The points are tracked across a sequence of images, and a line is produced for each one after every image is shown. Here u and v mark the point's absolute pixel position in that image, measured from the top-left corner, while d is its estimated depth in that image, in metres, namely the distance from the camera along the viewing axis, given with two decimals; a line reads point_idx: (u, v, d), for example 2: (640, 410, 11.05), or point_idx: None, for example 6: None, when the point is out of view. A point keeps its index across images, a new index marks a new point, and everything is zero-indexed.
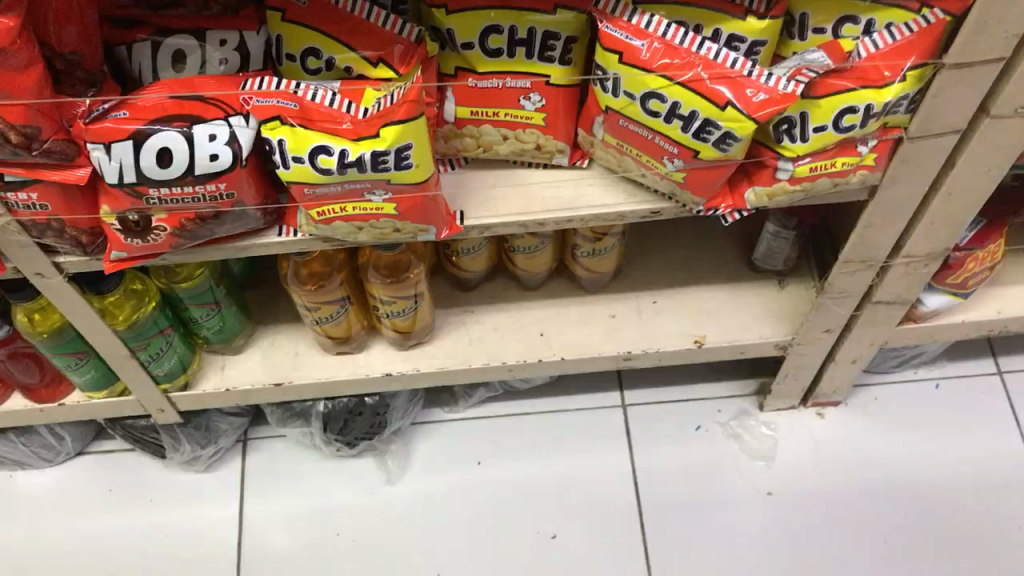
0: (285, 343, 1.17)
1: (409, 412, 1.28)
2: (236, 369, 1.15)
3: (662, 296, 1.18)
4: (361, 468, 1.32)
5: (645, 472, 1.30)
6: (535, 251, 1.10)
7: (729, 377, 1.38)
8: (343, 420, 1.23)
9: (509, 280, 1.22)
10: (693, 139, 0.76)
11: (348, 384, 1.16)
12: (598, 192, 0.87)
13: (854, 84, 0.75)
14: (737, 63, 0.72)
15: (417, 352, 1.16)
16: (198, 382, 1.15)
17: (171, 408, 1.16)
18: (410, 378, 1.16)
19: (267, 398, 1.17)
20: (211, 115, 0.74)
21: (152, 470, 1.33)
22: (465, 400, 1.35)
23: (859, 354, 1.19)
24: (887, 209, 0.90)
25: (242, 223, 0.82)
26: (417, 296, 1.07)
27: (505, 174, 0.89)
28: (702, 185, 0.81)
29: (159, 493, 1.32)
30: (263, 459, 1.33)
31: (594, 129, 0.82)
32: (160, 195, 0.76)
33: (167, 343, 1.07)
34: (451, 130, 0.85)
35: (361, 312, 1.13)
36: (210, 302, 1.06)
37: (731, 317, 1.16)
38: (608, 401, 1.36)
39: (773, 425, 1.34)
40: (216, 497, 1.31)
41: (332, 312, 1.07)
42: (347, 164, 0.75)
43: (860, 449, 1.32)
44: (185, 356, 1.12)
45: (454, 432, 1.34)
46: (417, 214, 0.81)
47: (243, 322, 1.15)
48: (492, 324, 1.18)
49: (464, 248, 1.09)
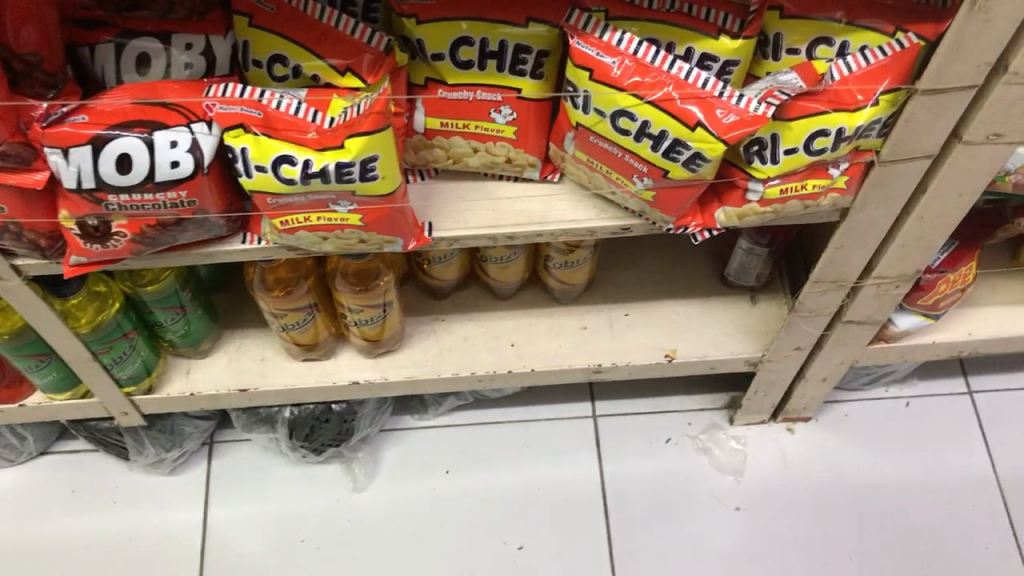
0: (252, 348, 1.16)
1: (378, 419, 1.27)
2: (202, 374, 1.14)
3: (635, 309, 1.17)
4: (327, 474, 1.30)
5: (615, 484, 1.29)
6: (509, 261, 1.09)
7: (701, 391, 1.37)
8: (311, 426, 1.21)
9: (481, 289, 1.20)
10: (663, 158, 0.75)
11: (315, 391, 1.14)
12: (568, 207, 0.86)
13: (826, 107, 0.74)
14: (709, 83, 0.72)
15: (385, 360, 1.15)
16: (162, 385, 1.13)
17: (135, 411, 1.14)
18: (378, 387, 1.15)
19: (234, 403, 1.16)
20: (173, 121, 0.73)
21: (116, 472, 1.31)
22: (434, 409, 1.34)
23: (829, 372, 1.18)
24: (859, 230, 0.89)
25: (205, 231, 0.81)
26: (386, 305, 1.06)
27: (475, 187, 0.88)
28: (672, 205, 0.80)
29: (122, 496, 1.30)
30: (228, 463, 1.32)
31: (565, 144, 0.81)
32: (119, 201, 0.75)
33: (131, 347, 1.05)
34: (421, 141, 0.83)
35: (329, 319, 1.11)
36: (176, 306, 1.05)
37: (703, 332, 1.15)
38: (579, 412, 1.35)
39: (743, 440, 1.33)
40: (181, 500, 1.29)
41: (299, 319, 1.06)
42: (311, 174, 0.74)
43: (830, 465, 1.31)
44: (150, 360, 1.10)
45: (422, 440, 1.33)
46: (384, 226, 0.80)
47: (210, 326, 1.13)
48: (463, 334, 1.17)
49: (435, 257, 1.08)
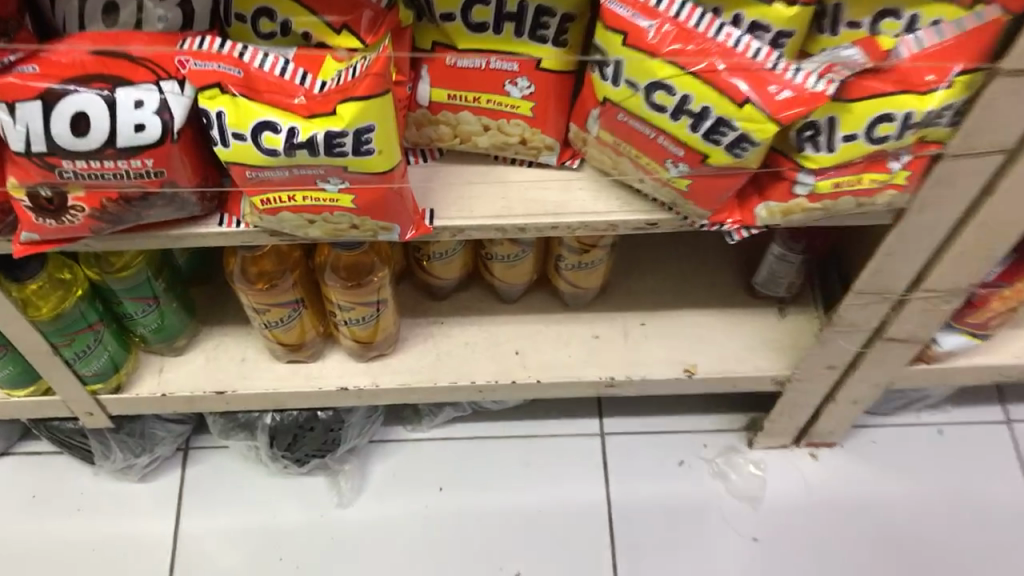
0: (232, 347, 1.06)
1: (367, 430, 1.17)
2: (176, 373, 1.04)
3: (653, 318, 1.07)
4: (311, 488, 1.20)
5: (622, 509, 1.19)
6: (516, 260, 0.99)
7: (718, 410, 1.26)
8: (293, 435, 1.11)
9: (485, 291, 1.10)
10: (703, 141, 0.65)
11: (299, 396, 1.04)
12: (588, 197, 0.76)
13: (892, 88, 0.64)
14: (761, 54, 0.62)
15: (378, 365, 1.05)
16: (132, 385, 1.03)
17: (100, 412, 1.03)
18: (369, 394, 1.05)
19: (211, 407, 1.05)
20: (140, 77, 0.63)
21: (82, 477, 1.21)
22: (429, 420, 1.23)
23: (861, 395, 1.08)
24: (912, 235, 0.79)
25: (175, 208, 0.71)
26: (380, 303, 0.96)
27: (484, 171, 0.78)
28: (708, 196, 0.70)
29: (87, 504, 1.19)
30: (204, 472, 1.21)
31: (588, 124, 0.71)
32: (75, 168, 0.65)
33: (97, 340, 0.95)
34: (425, 117, 0.73)
35: (317, 317, 1.01)
36: (148, 296, 0.94)
37: (726, 348, 1.05)
38: (585, 428, 1.25)
39: (763, 464, 1.22)
40: (150, 509, 1.19)
41: (283, 316, 0.96)
42: (296, 145, 0.64)
43: (856, 495, 1.21)
44: (118, 355, 1.00)
45: (415, 453, 1.23)
46: (379, 210, 0.70)
47: (186, 321, 1.03)
48: (463, 339, 1.07)
49: (435, 253, 0.98)
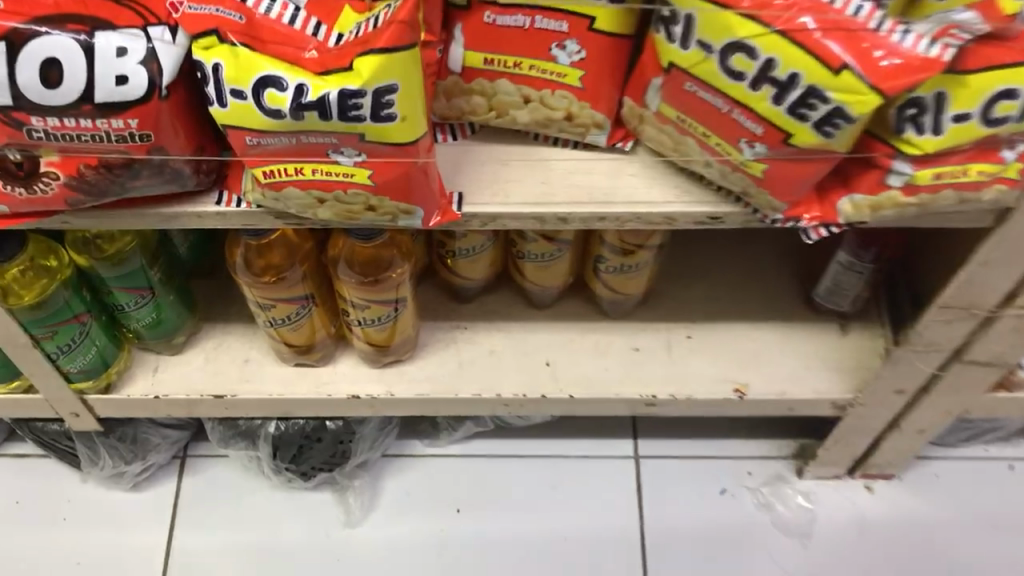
0: (234, 347, 0.96)
1: (379, 443, 1.07)
2: (172, 373, 0.94)
3: (699, 331, 0.97)
4: (316, 504, 1.10)
5: (656, 540, 1.08)
6: (550, 260, 0.89)
7: (764, 435, 1.15)
8: (298, 446, 1.01)
9: (514, 295, 1.00)
10: (787, 116, 0.55)
11: (307, 404, 0.94)
12: (641, 185, 0.66)
13: (1020, 58, 0.54)
14: (862, 11, 0.52)
15: (393, 372, 0.95)
16: (123, 385, 0.93)
17: (87, 413, 0.94)
18: (383, 404, 0.95)
19: (210, 412, 0.96)
20: (124, 21, 0.54)
21: (69, 484, 1.11)
22: (448, 435, 1.13)
23: (929, 424, 0.97)
24: (1014, 241, 0.68)
25: (166, 181, 0.61)
26: (399, 303, 0.86)
27: (522, 151, 0.68)
28: (786, 184, 0.60)
29: (73, 513, 1.09)
30: (201, 483, 1.11)
31: (647, 97, 0.61)
32: (46, 127, 0.55)
33: (84, 334, 0.85)
34: (456, 85, 0.63)
35: (329, 315, 0.91)
36: (142, 287, 0.84)
37: (780, 367, 0.95)
38: (618, 450, 1.14)
39: (812, 496, 1.11)
40: (142, 522, 1.09)
41: (291, 313, 0.86)
42: (305, 105, 0.54)
43: (915, 535, 1.09)
44: (107, 352, 0.90)
45: (431, 471, 1.12)
46: (400, 190, 0.60)
47: (185, 317, 0.93)
48: (489, 347, 0.97)
49: (460, 249, 0.88)
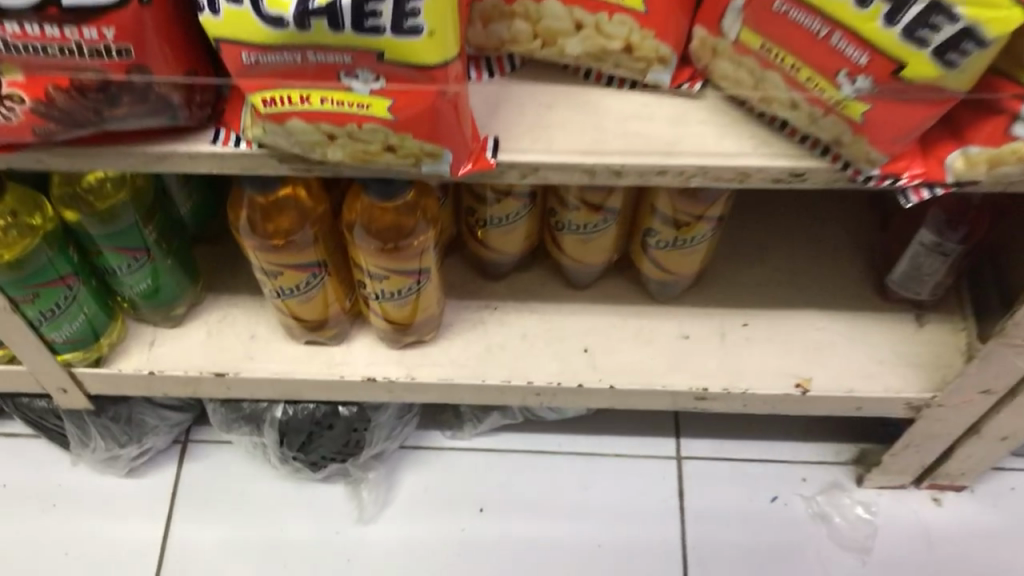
0: (239, 322, 0.87)
1: (397, 433, 0.97)
2: (170, 348, 0.85)
3: (757, 318, 0.87)
4: (327, 497, 1.01)
5: (699, 550, 0.98)
6: (594, 232, 0.79)
7: (821, 438, 1.04)
8: (307, 433, 0.91)
9: (550, 272, 0.90)
10: (901, 40, 0.45)
11: (317, 386, 0.85)
12: (710, 134, 0.56)
13: None
14: None
15: (414, 354, 0.85)
16: (116, 359, 0.85)
17: (76, 388, 0.85)
18: (401, 389, 0.85)
19: (212, 392, 0.87)
20: None
21: (60, 468, 1.02)
22: (472, 427, 1.03)
23: (1014, 431, 0.86)
24: None
25: (151, 111, 0.52)
26: (422, 275, 0.76)
27: (570, 94, 0.58)
28: (888, 131, 0.50)
29: (63, 499, 1.01)
30: (203, 471, 1.02)
31: (724, 24, 0.51)
32: (5, 34, 0.46)
33: (72, 299, 0.76)
34: (495, 7, 0.54)
35: (344, 288, 0.81)
36: (137, 248, 0.75)
37: (848, 362, 0.84)
38: (658, 450, 1.04)
39: (874, 507, 1.00)
40: (138, 510, 1.00)
41: (302, 282, 0.76)
42: (313, 11, 0.44)
43: (988, 554, 0.98)
44: (98, 321, 0.81)
45: (453, 465, 1.03)
46: (426, 127, 0.50)
47: (185, 286, 0.84)
48: (521, 330, 0.87)
49: (492, 217, 0.79)
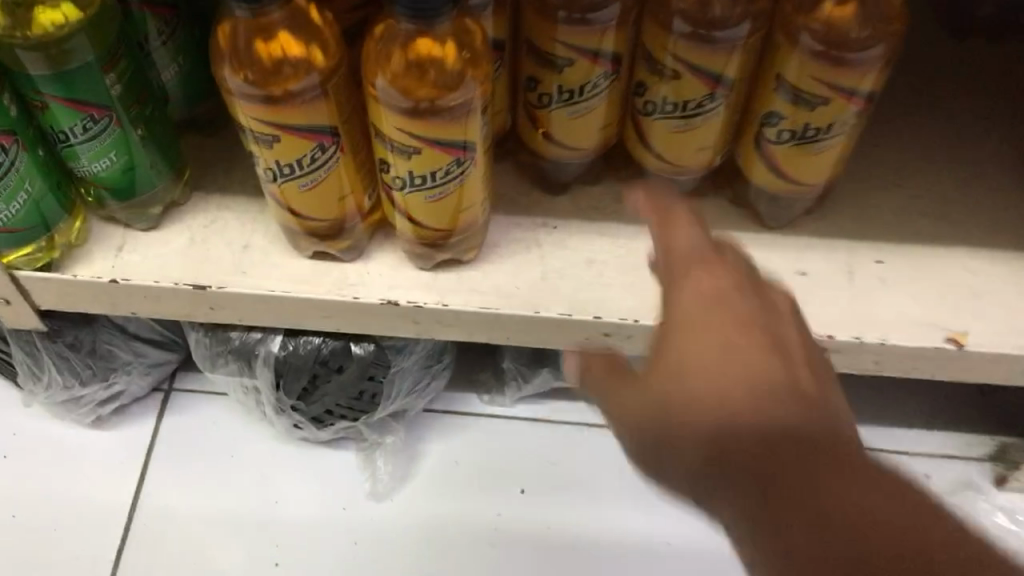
0: (230, 229, 0.68)
1: (424, 387, 0.78)
2: (141, 255, 0.67)
3: (895, 254, 0.67)
4: (334, 466, 0.82)
5: None
6: (693, 115, 0.60)
7: (949, 428, 0.83)
8: (310, 376, 0.73)
9: (626, 187, 0.71)
10: None
11: (324, 310, 0.67)
12: None
13: None
14: None
15: (449, 278, 0.67)
16: (71, 264, 0.67)
17: (20, 300, 0.68)
18: (431, 319, 0.67)
19: (191, 312, 0.69)
20: None
21: (16, 413, 0.85)
22: (515, 390, 0.84)
23: None
24: None
25: None
26: (465, 153, 0.57)
27: None
28: None
29: (16, 451, 0.83)
30: (186, 426, 0.84)
31: None
32: None
33: (5, 167, 0.58)
34: None
35: (362, 179, 0.63)
36: (96, 104, 0.58)
37: (1015, 314, 0.64)
38: None
39: (1018, 516, 0.79)
40: (104, 469, 0.82)
41: (305, 157, 0.57)
42: None
43: None
44: (49, 210, 0.63)
45: (489, 436, 0.84)
46: None
47: (167, 177, 0.66)
48: (587, 255, 0.68)
49: (561, 90, 0.60)
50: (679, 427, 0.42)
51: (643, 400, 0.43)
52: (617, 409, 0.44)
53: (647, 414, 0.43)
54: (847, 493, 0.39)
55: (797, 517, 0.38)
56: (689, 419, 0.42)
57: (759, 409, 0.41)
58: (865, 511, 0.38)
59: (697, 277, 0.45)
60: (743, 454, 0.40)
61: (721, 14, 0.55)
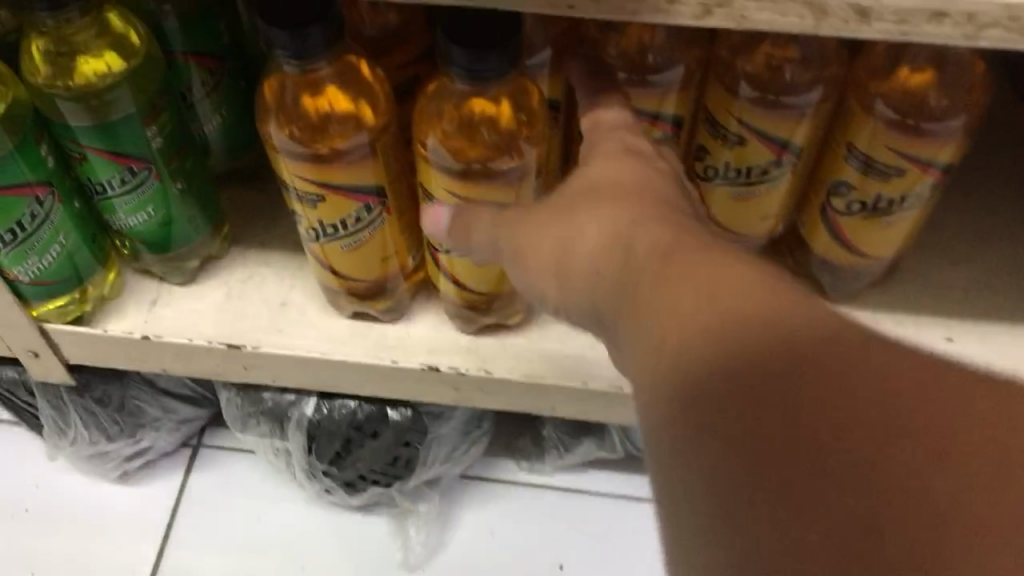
0: (269, 284, 0.66)
1: (461, 454, 0.75)
2: (176, 311, 0.65)
3: (966, 332, 0.63)
4: (364, 532, 0.79)
5: None
6: (757, 181, 0.58)
7: None
8: (344, 441, 0.70)
9: None
10: None
11: (363, 371, 0.64)
12: None
13: None
14: None
15: (493, 342, 0.64)
16: (104, 317, 0.65)
17: (50, 353, 0.66)
18: (472, 386, 0.64)
19: (224, 370, 0.66)
20: None
21: (40, 465, 0.82)
22: (555, 458, 0.80)
23: None
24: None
25: None
26: None
27: None
28: None
29: (38, 505, 0.80)
30: (213, 484, 0.81)
31: None
32: None
33: (40, 218, 0.56)
34: None
35: (407, 238, 0.61)
36: (136, 157, 0.56)
37: None
38: None
39: None
40: (128, 527, 0.79)
41: (349, 217, 0.55)
42: None
43: None
44: (83, 263, 0.61)
45: (526, 505, 0.80)
46: None
47: (207, 231, 0.64)
48: None
49: None
50: (574, 246, 0.41)
51: (546, 217, 0.43)
52: (520, 247, 0.44)
53: (546, 238, 0.42)
54: (765, 315, 0.32)
55: (678, 321, 0.33)
56: (590, 230, 0.40)
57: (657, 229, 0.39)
58: (789, 342, 0.31)
59: (629, 151, 0.46)
60: (635, 246, 0.38)
61: (792, 79, 0.52)
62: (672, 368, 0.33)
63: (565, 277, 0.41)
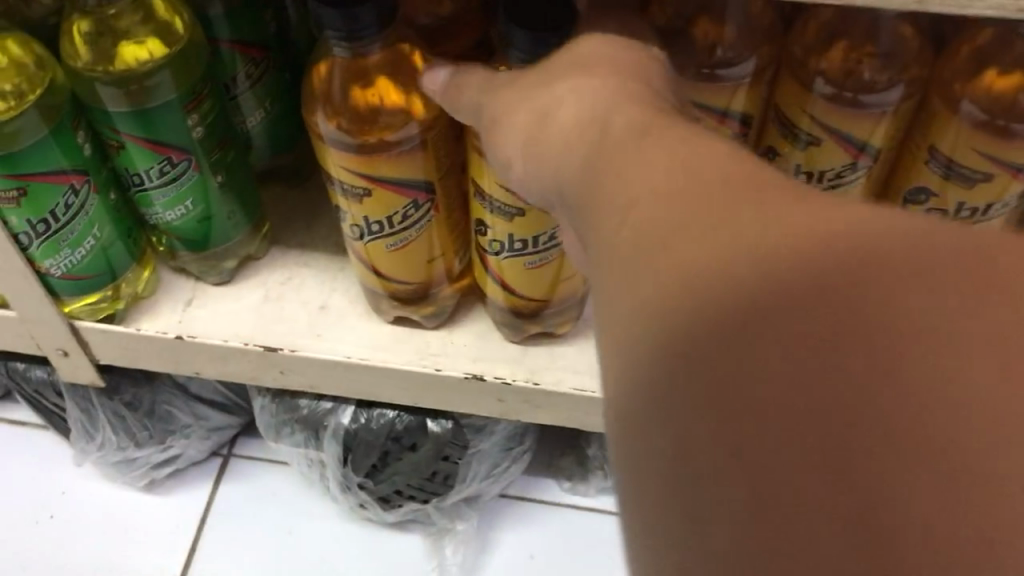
0: (309, 287, 0.63)
1: (502, 470, 0.72)
2: (212, 311, 0.62)
3: None
4: (399, 550, 0.76)
5: None
6: (829, 185, 0.54)
7: None
8: (380, 453, 0.67)
9: None
10: None
11: (405, 379, 0.61)
12: None
13: None
14: None
15: (541, 353, 0.61)
16: (138, 316, 0.62)
17: (80, 352, 0.64)
18: (518, 397, 0.61)
19: (260, 375, 0.64)
20: None
21: (67, 470, 0.80)
22: (600, 478, 0.77)
23: None
24: None
25: None
26: None
27: None
28: None
29: (63, 511, 0.78)
30: (243, 495, 0.78)
31: None
32: None
33: (73, 209, 0.54)
34: None
35: (456, 239, 0.58)
36: (175, 147, 0.53)
37: None
38: None
39: None
40: (155, 538, 0.76)
41: (397, 213, 0.52)
42: None
43: None
44: (117, 258, 0.58)
45: (568, 528, 0.77)
46: None
47: (246, 229, 0.62)
48: None
49: None
50: (566, 123, 0.34)
51: (524, 87, 0.38)
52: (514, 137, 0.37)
53: (523, 106, 0.37)
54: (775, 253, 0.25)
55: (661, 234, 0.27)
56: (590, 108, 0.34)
57: (648, 107, 0.33)
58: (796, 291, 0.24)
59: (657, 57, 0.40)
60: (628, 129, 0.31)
61: (870, 78, 0.49)
62: (650, 296, 0.27)
63: (555, 161, 0.34)
